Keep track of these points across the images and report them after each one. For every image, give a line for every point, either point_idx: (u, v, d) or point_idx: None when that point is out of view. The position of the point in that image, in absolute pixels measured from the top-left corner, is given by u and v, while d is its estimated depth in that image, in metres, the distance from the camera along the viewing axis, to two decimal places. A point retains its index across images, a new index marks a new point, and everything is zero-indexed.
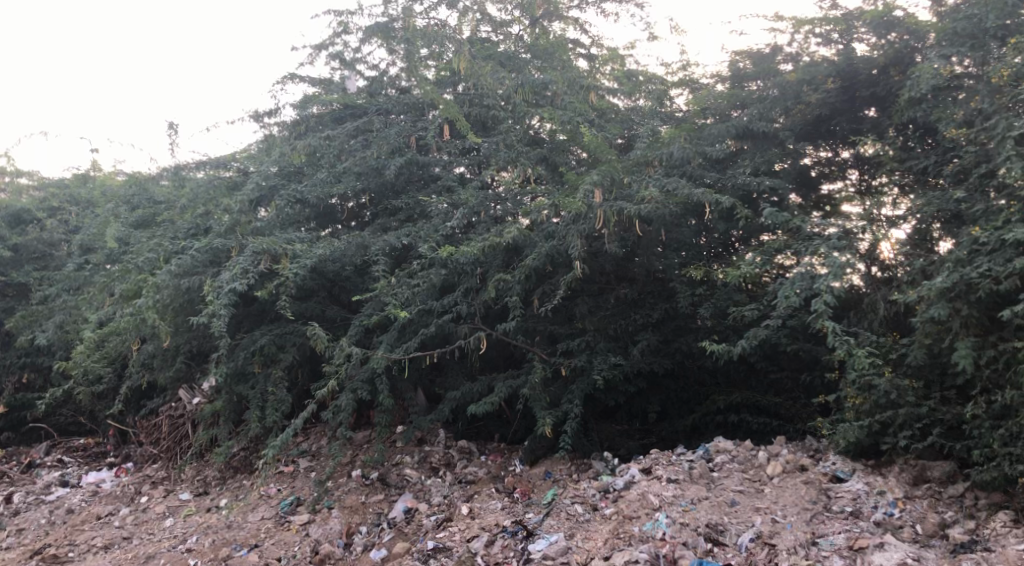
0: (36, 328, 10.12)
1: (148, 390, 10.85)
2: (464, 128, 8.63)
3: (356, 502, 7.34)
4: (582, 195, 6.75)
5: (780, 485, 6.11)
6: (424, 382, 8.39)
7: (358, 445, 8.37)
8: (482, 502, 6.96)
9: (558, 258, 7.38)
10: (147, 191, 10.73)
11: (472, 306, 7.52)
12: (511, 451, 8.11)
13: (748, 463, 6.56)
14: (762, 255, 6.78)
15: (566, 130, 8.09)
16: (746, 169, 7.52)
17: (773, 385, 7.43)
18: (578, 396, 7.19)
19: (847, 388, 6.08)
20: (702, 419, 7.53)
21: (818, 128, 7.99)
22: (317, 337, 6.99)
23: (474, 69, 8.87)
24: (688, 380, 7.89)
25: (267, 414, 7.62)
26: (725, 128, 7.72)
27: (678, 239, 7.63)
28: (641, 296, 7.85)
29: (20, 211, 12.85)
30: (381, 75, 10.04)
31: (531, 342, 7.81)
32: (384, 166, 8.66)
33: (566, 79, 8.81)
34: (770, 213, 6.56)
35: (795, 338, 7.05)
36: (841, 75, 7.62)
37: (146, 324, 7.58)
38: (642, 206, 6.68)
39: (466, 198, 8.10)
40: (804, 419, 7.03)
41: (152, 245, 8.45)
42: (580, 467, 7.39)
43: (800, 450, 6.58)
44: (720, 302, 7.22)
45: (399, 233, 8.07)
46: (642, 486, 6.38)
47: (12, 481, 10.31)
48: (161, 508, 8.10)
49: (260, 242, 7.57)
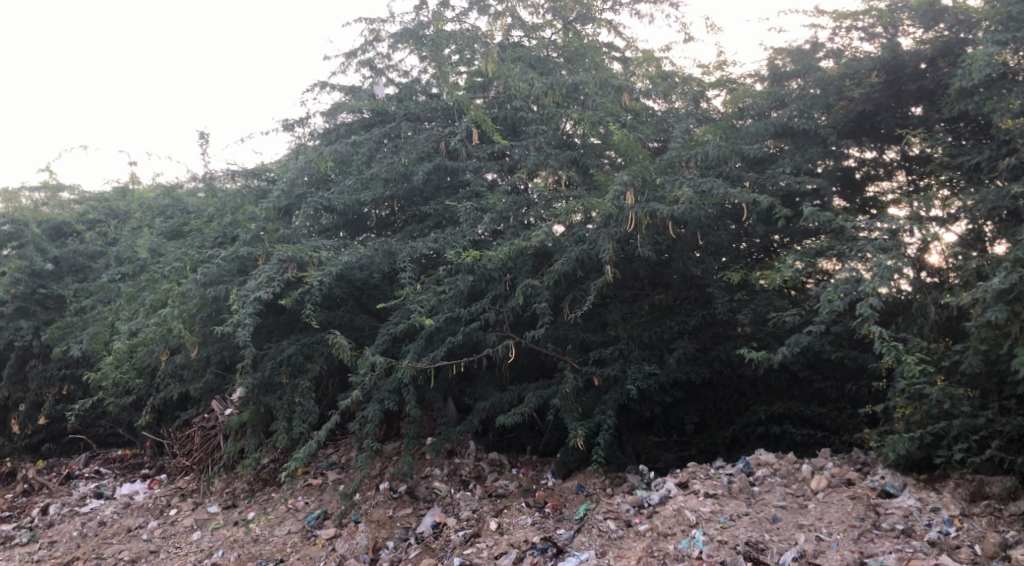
0: (71, 339, 10.21)
1: (183, 402, 10.88)
2: (492, 130, 8.47)
3: (383, 516, 7.16)
4: (612, 196, 6.53)
5: (825, 501, 5.75)
6: (454, 393, 8.22)
7: (387, 457, 8.20)
8: (511, 517, 6.72)
9: (589, 263, 7.15)
10: (181, 203, 10.81)
11: (501, 313, 7.32)
12: (544, 464, 7.86)
13: (792, 477, 6.20)
14: (802, 256, 6.46)
15: (597, 132, 7.92)
16: (786, 168, 7.21)
17: (818, 394, 7.05)
18: (611, 406, 6.92)
19: (896, 397, 5.75)
20: (742, 430, 7.18)
21: (862, 124, 7.55)
22: (340, 346, 6.77)
23: (503, 70, 8.90)
24: (728, 389, 7.48)
25: (294, 425, 7.51)
26: (765, 126, 7.42)
27: (715, 244, 7.39)
28: (676, 302, 7.54)
29: (61, 224, 13.07)
30: (412, 82, 9.94)
31: (562, 351, 7.54)
32: (412, 173, 8.56)
33: (597, 79, 8.59)
34: (811, 213, 6.23)
35: (840, 345, 6.68)
36: (885, 68, 7.26)
37: (172, 334, 7.54)
38: (674, 207, 6.41)
39: (494, 203, 7.88)
40: (850, 430, 6.64)
41: (181, 254, 8.46)
42: (614, 481, 7.13)
43: (846, 463, 6.22)
44: (760, 308, 6.90)
45: (427, 240, 7.93)
46: (677, 501, 6.08)
47: (51, 492, 10.36)
48: (190, 521, 8.03)
49: (285, 250, 7.48)
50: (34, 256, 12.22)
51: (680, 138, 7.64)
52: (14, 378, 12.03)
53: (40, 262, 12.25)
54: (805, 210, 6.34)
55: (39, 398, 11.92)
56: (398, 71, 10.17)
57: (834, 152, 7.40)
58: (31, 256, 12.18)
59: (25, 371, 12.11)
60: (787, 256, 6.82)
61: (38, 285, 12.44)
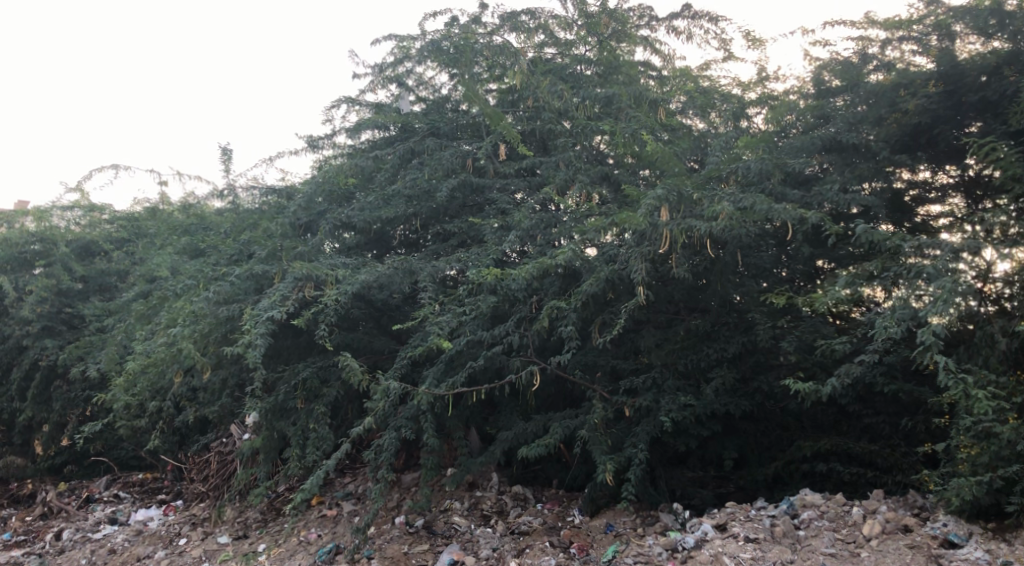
0: (90, 360, 10.09)
1: (203, 424, 10.58)
2: (518, 142, 8.23)
3: (398, 553, 6.71)
4: (644, 212, 6.12)
5: (880, 550, 5.18)
6: (476, 421, 7.83)
7: (405, 489, 7.80)
8: (533, 559, 6.24)
9: (619, 283, 6.72)
10: (204, 222, 10.70)
11: (525, 337, 6.89)
12: (570, 500, 7.34)
13: (840, 521, 5.64)
14: (851, 280, 5.94)
15: (629, 146, 7.58)
16: (836, 184, 6.68)
17: (867, 430, 6.44)
18: (642, 439, 6.43)
19: (960, 436, 5.14)
20: (785, 467, 6.62)
21: (917, 139, 6.99)
22: (352, 369, 6.41)
23: (531, 82, 8.70)
24: (769, 423, 6.94)
25: (307, 452, 7.16)
26: (810, 139, 6.98)
27: (755, 267, 6.91)
28: (714, 328, 6.96)
29: (89, 243, 13.04)
30: (441, 99, 9.78)
31: (591, 379, 7.14)
32: (437, 189, 8.31)
33: (631, 93, 8.29)
34: (864, 229, 5.71)
35: (894, 377, 6.11)
36: (945, 77, 6.72)
37: (182, 354, 7.32)
38: (713, 224, 5.95)
39: (519, 219, 7.50)
40: (905, 471, 6.05)
41: (196, 271, 8.29)
42: (646, 520, 6.61)
43: (902, 507, 5.65)
44: (805, 335, 6.37)
45: (449, 260, 7.66)
46: (714, 546, 5.56)
47: (69, 517, 10.09)
48: (198, 552, 7.70)
49: (301, 269, 7.25)
50: (61, 275, 12.33)
51: (720, 152, 7.22)
52: (38, 399, 11.89)
53: (66, 281, 12.32)
54: (858, 227, 5.82)
55: (62, 419, 11.77)
56: (428, 89, 9.86)
57: (884, 169, 6.88)
58: (58, 275, 12.33)
59: (50, 392, 11.98)
60: (837, 277, 6.31)
61: (64, 304, 12.45)
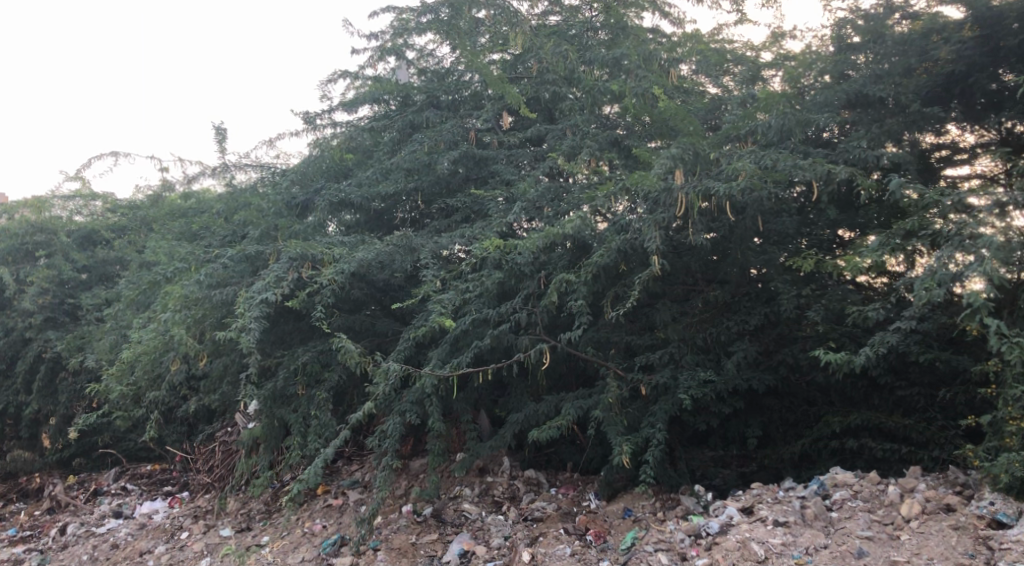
0: (89, 351, 9.86)
1: (209, 414, 10.28)
2: (518, 103, 7.86)
3: (405, 544, 6.39)
4: (658, 173, 5.72)
5: (921, 532, 4.78)
6: (486, 404, 7.51)
7: (413, 476, 7.49)
8: (547, 547, 5.90)
9: (632, 254, 6.31)
10: (201, 205, 10.40)
11: (534, 314, 6.51)
12: (586, 483, 6.97)
13: (876, 502, 5.25)
14: (882, 242, 5.41)
15: (639, 106, 7.15)
16: (863, 140, 6.18)
17: (901, 403, 6.03)
18: (661, 419, 6.04)
19: (1009, 407, 4.71)
20: (812, 445, 6.23)
21: (950, 90, 6.50)
22: (348, 351, 6.05)
23: (535, 44, 8.27)
24: (795, 399, 6.54)
25: (309, 441, 6.87)
26: (834, 92, 6.46)
27: (777, 234, 6.48)
28: (735, 299, 6.55)
29: (90, 232, 12.72)
30: (440, 67, 9.36)
31: (605, 356, 6.74)
32: (436, 161, 7.95)
33: (641, 51, 7.56)
34: (899, 183, 5.32)
35: (930, 346, 5.68)
36: (979, 22, 6.24)
37: (174, 340, 7.03)
38: (732, 184, 5.52)
39: (524, 190, 7.17)
40: (943, 446, 5.63)
41: (189, 253, 8.02)
42: (666, 504, 6.25)
43: (943, 485, 5.25)
44: (833, 303, 5.94)
45: (453, 236, 7.31)
46: (741, 531, 5.19)
47: (75, 510, 9.86)
48: (200, 546, 7.44)
49: (295, 248, 6.93)
50: (61, 265, 12.07)
51: (738, 111, 6.77)
52: (43, 392, 11.67)
53: (68, 271, 12.08)
54: (892, 183, 5.42)
55: (68, 411, 11.54)
56: (430, 60, 9.51)
57: (916, 123, 6.34)
58: (59, 265, 12.05)
59: (56, 385, 11.75)
60: (868, 241, 5.87)
61: (66, 294, 12.20)
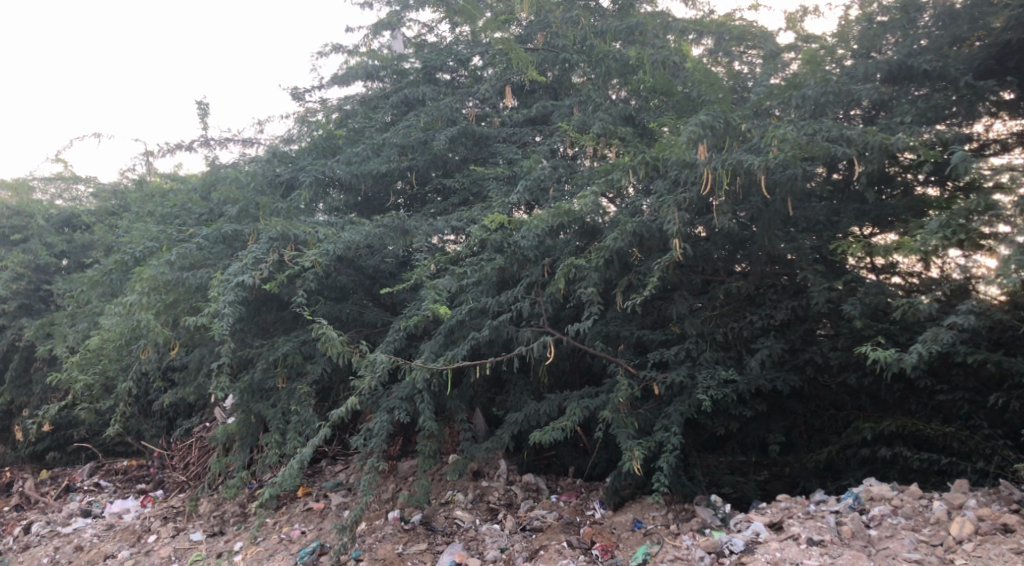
0: (58, 338, 9.24)
1: (188, 407, 9.66)
2: (524, 62, 7.22)
3: (391, 554, 5.76)
4: (681, 145, 5.16)
5: (978, 556, 4.20)
6: (482, 402, 6.92)
7: (401, 478, 6.90)
8: (548, 563, 5.31)
9: (648, 238, 5.71)
10: (183, 184, 9.81)
11: (537, 305, 5.93)
12: (590, 491, 6.39)
13: (920, 518, 4.68)
14: (944, 223, 4.78)
15: (657, 79, 6.63)
16: (907, 115, 5.61)
17: (940, 409, 5.46)
18: (676, 421, 5.46)
19: None
20: (841, 452, 5.66)
21: (1005, 62, 5.89)
22: (330, 340, 5.46)
23: (544, 9, 7.76)
24: (821, 402, 5.96)
25: (287, 439, 6.28)
26: (874, 63, 5.86)
27: (805, 220, 5.88)
28: (759, 292, 5.96)
29: (71, 215, 11.96)
30: (441, 39, 8.81)
31: (614, 352, 6.14)
32: (433, 138, 7.45)
33: (656, 21, 7.12)
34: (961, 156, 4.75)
35: (978, 346, 5.11)
36: None
37: (142, 326, 6.44)
38: (764, 159, 4.96)
39: (529, 166, 6.60)
40: (989, 457, 5.07)
41: (164, 232, 7.45)
42: (680, 516, 5.67)
43: (996, 501, 4.67)
44: (870, 297, 5.37)
45: (450, 219, 6.74)
46: (770, 550, 4.61)
47: (43, 508, 9.21)
48: (168, 552, 6.83)
49: (276, 227, 6.37)
50: (37, 249, 11.30)
51: (763, 86, 6.23)
52: (17, 382, 11.03)
53: (45, 256, 11.33)
54: (955, 156, 4.82)
55: (41, 403, 10.86)
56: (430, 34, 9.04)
57: (965, 98, 5.75)
58: (34, 250, 11.30)
59: (30, 374, 11.10)
60: (923, 223, 5.17)
61: (42, 281, 11.47)
